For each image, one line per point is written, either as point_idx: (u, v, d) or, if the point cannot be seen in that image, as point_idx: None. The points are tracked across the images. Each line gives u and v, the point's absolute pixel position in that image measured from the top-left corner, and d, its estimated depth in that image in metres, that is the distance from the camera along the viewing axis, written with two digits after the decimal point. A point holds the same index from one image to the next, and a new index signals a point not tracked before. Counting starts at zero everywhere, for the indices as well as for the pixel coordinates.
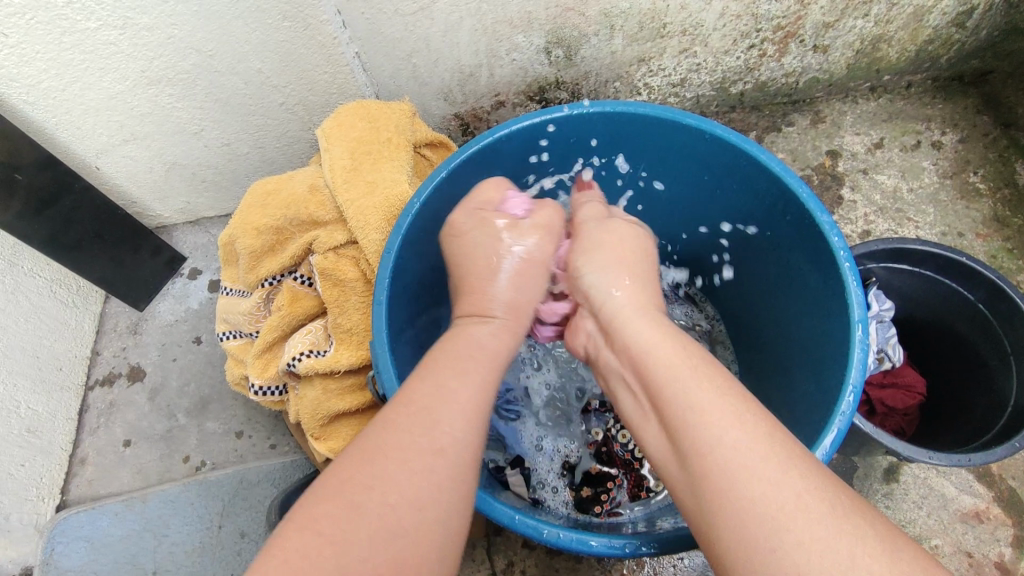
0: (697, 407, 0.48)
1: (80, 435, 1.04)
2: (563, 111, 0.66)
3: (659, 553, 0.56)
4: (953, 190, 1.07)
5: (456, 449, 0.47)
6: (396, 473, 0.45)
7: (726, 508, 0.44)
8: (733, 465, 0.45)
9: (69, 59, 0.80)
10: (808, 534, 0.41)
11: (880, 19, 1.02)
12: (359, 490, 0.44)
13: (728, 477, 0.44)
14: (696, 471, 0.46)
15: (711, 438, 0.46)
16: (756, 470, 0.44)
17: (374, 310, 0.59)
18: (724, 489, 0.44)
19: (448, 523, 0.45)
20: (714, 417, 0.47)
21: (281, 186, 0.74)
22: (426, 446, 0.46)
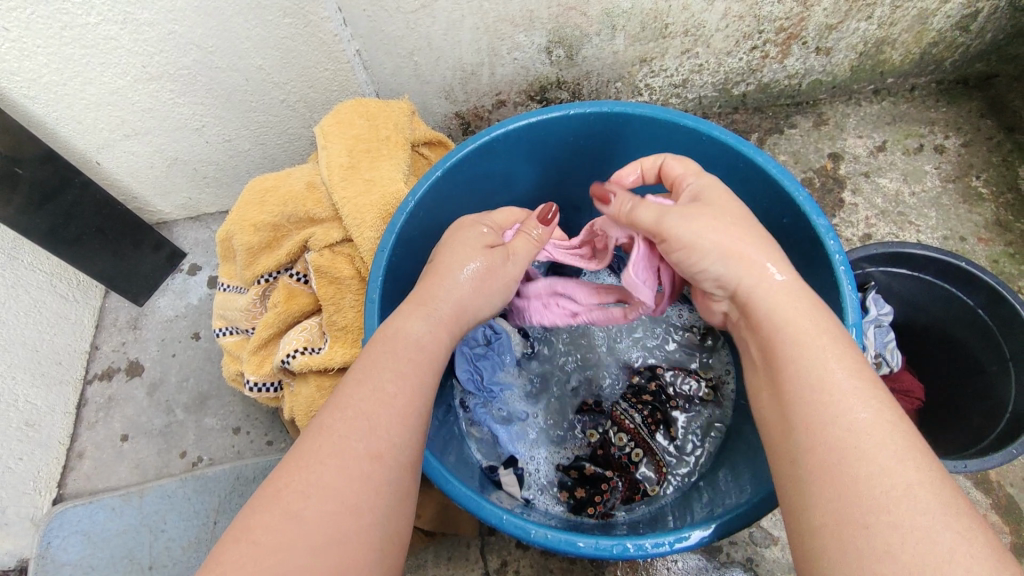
0: (821, 383, 0.47)
1: (78, 429, 1.04)
2: (560, 111, 0.65)
3: (719, 534, 0.58)
4: (956, 194, 1.07)
5: (392, 453, 0.48)
6: (334, 467, 0.46)
7: (847, 485, 0.43)
8: (853, 443, 0.44)
9: (70, 54, 0.80)
10: (910, 506, 0.40)
11: (884, 22, 1.01)
12: (295, 499, 0.44)
13: (843, 456, 0.44)
14: (815, 449, 0.45)
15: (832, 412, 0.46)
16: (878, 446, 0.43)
17: (366, 308, 0.59)
18: (837, 465, 0.44)
19: (383, 523, 0.46)
20: (841, 397, 0.46)
21: (279, 183, 0.74)
22: (363, 450, 0.47)
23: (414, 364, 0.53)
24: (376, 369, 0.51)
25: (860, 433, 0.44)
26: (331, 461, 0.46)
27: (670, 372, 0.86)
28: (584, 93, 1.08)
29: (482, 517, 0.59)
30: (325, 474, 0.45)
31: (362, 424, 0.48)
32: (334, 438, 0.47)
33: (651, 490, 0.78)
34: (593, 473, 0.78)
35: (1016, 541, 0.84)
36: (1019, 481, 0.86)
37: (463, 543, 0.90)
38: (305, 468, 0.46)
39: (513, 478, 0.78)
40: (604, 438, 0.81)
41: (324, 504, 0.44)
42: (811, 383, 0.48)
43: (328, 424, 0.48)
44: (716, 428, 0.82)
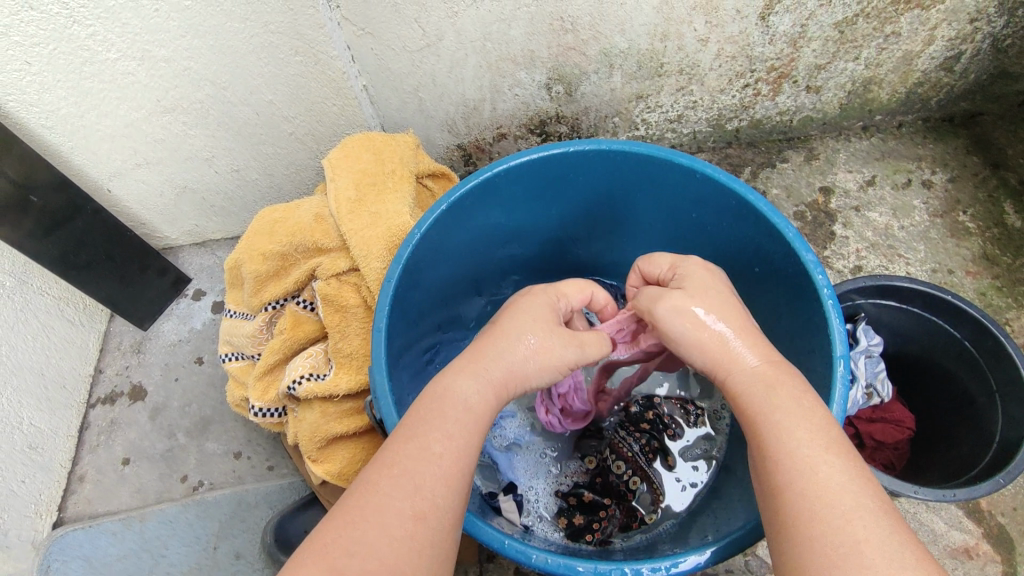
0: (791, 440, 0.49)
1: (80, 452, 1.05)
2: (560, 149, 0.68)
3: (715, 560, 0.59)
4: (944, 229, 1.10)
5: (436, 514, 0.49)
6: (381, 523, 0.47)
7: (810, 534, 0.45)
8: (816, 493, 0.46)
9: (89, 88, 0.83)
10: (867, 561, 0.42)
11: (871, 62, 1.05)
12: (340, 555, 0.45)
13: (810, 507, 0.46)
14: (779, 497, 0.48)
15: (801, 463, 0.48)
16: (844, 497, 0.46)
17: (374, 337, 0.61)
18: (809, 527, 0.46)
19: None
20: (815, 464, 0.48)
21: (288, 215, 0.77)
22: (406, 509, 0.48)
23: (460, 424, 0.53)
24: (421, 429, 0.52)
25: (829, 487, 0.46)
26: (377, 518, 0.47)
27: (666, 402, 0.87)
28: (583, 127, 1.11)
29: (482, 540, 0.60)
30: (373, 533, 0.46)
31: (406, 483, 0.49)
32: (380, 495, 0.48)
33: (647, 518, 0.79)
34: (591, 500, 0.79)
35: (1007, 570, 0.85)
36: (1009, 511, 0.87)
37: (461, 570, 0.91)
38: (353, 524, 0.47)
39: (512, 504, 0.79)
40: (602, 466, 0.83)
41: (366, 563, 0.45)
42: (779, 437, 0.50)
43: (375, 482, 0.49)
44: (711, 457, 0.83)
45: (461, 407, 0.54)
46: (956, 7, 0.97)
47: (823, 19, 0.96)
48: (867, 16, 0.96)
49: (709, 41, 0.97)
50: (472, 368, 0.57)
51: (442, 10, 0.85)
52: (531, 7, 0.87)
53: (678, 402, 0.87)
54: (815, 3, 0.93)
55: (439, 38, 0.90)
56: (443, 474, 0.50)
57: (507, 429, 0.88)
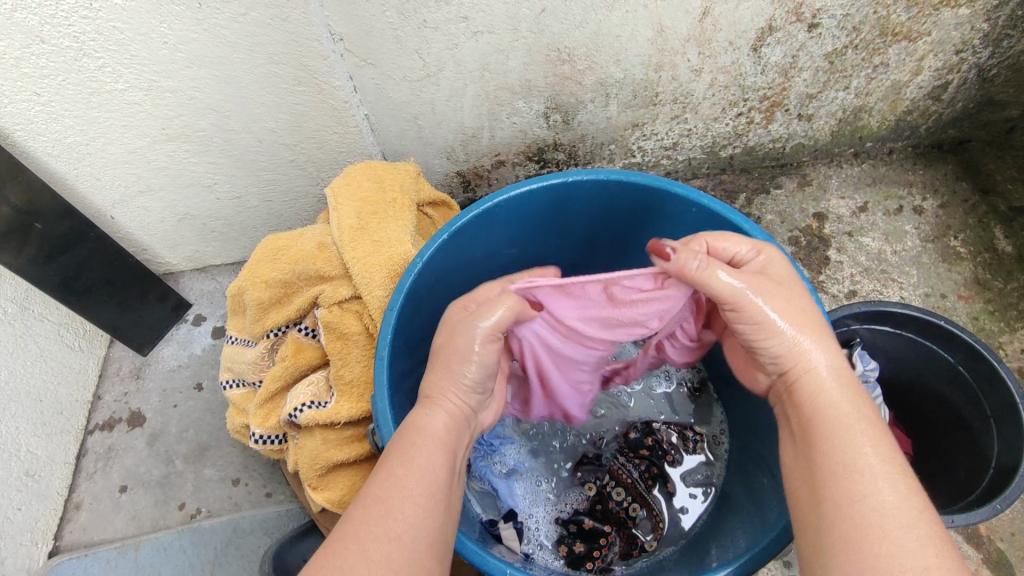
0: (856, 461, 0.52)
1: (76, 479, 1.04)
2: (558, 179, 0.70)
3: None
4: (935, 253, 1.12)
5: (410, 536, 0.49)
6: (360, 548, 0.47)
7: (869, 546, 0.48)
8: (876, 516, 0.49)
9: (95, 117, 0.85)
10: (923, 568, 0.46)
11: (860, 91, 1.08)
12: None
13: (871, 525, 0.49)
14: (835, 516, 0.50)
15: (862, 475, 0.51)
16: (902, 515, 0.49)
17: (375, 365, 0.62)
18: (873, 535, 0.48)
19: None
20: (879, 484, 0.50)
21: (292, 242, 0.77)
22: (382, 533, 0.48)
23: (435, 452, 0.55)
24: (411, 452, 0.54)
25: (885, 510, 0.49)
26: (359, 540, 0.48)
27: (666, 427, 0.87)
28: (580, 154, 1.13)
29: (484, 570, 0.60)
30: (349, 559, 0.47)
31: (382, 506, 0.50)
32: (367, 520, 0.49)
33: (647, 545, 0.80)
34: (593, 528, 0.79)
35: None
36: (1007, 536, 0.88)
37: None
38: (357, 541, 0.48)
39: (512, 531, 0.79)
40: (603, 492, 0.82)
41: None
42: (842, 451, 0.53)
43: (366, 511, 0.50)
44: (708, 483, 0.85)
45: (434, 435, 0.56)
46: (941, 38, 1.00)
47: (813, 50, 0.98)
48: (856, 48, 0.99)
49: (703, 71, 1.00)
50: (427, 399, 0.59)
51: (442, 42, 0.87)
52: (529, 39, 0.90)
53: (678, 428, 0.87)
54: (805, 34, 0.96)
55: (439, 69, 0.92)
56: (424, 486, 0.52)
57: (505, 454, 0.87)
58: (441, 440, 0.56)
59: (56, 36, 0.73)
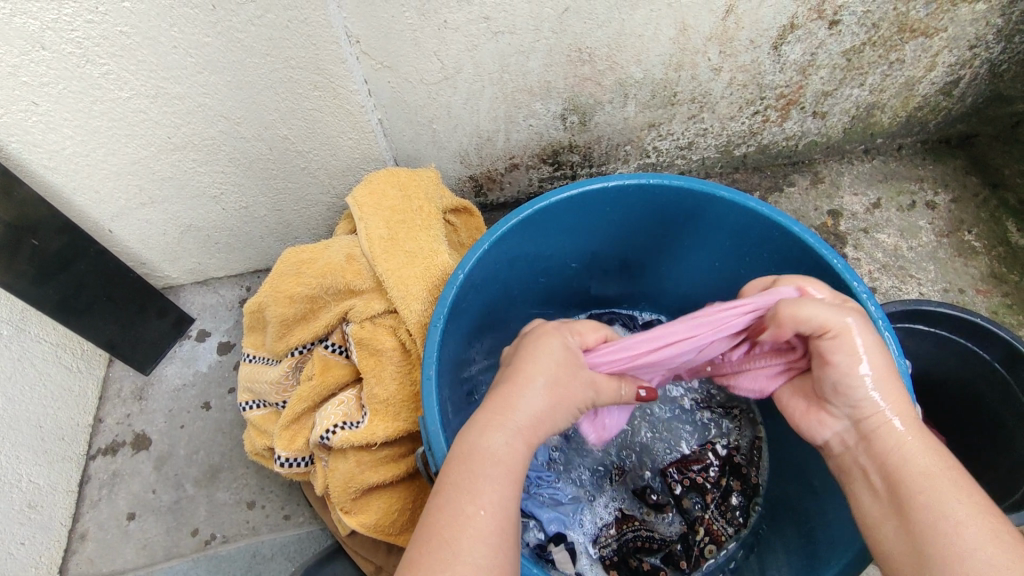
0: (939, 501, 0.49)
1: (79, 509, 0.99)
2: (600, 183, 0.70)
3: None
4: (950, 248, 1.12)
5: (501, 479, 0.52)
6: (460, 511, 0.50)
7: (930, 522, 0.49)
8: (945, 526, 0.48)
9: (97, 126, 0.80)
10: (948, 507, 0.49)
11: (875, 88, 1.07)
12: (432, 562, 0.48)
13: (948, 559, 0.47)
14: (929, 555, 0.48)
15: (929, 511, 0.49)
16: (980, 551, 0.46)
17: (424, 385, 0.61)
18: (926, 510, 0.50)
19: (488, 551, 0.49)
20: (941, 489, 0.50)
21: (316, 256, 0.75)
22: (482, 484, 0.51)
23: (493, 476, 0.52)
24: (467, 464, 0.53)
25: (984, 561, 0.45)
26: (461, 517, 0.49)
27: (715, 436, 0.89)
28: (595, 156, 1.11)
29: None
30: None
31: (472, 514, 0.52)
32: (460, 501, 0.50)
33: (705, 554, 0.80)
34: (649, 542, 0.81)
35: None
36: None
37: None
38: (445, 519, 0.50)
39: (565, 554, 0.77)
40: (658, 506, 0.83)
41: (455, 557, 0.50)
42: (929, 513, 0.49)
43: (456, 501, 0.50)
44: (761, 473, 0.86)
45: (492, 460, 0.52)
46: (957, 34, 1.00)
47: (832, 47, 0.98)
48: (873, 45, 0.99)
49: (722, 70, 0.98)
50: (500, 418, 0.54)
51: (462, 44, 0.84)
52: (550, 40, 0.87)
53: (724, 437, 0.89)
54: (825, 32, 0.95)
55: (457, 71, 0.89)
56: (480, 533, 0.49)
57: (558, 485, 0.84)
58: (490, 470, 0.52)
59: (58, 41, 0.69)
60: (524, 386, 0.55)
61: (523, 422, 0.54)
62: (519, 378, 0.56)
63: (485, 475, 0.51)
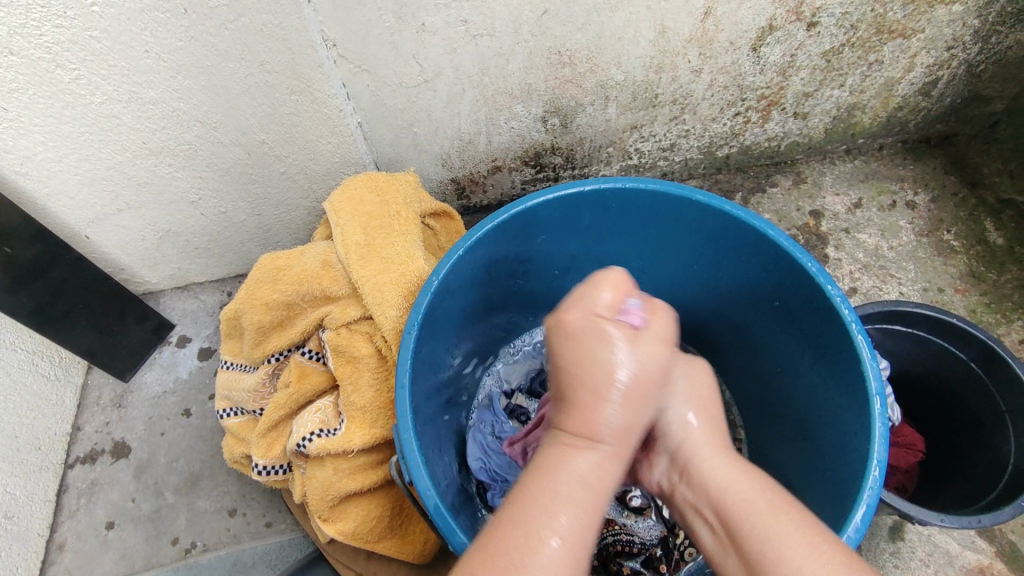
0: (772, 529, 0.49)
1: (57, 519, 0.98)
2: (575, 188, 0.71)
3: None
4: (930, 247, 1.12)
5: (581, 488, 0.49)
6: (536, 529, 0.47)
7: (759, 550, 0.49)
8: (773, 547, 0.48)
9: (70, 132, 0.79)
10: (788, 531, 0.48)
11: (855, 89, 1.08)
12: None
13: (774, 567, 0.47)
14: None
15: (766, 537, 0.49)
16: (808, 565, 0.46)
17: (397, 393, 0.61)
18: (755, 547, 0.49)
19: None
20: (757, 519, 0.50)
21: (291, 262, 0.75)
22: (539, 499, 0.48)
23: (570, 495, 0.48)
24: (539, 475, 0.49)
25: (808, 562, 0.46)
26: (540, 547, 0.46)
27: None
28: (577, 158, 1.11)
29: None
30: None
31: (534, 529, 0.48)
32: (538, 524, 0.47)
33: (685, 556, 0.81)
34: (629, 546, 0.81)
35: None
36: (1020, 529, 0.89)
37: None
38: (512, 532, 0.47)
39: None
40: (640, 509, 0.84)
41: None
42: (761, 539, 0.49)
43: (530, 523, 0.47)
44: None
45: (577, 483, 0.48)
46: (935, 35, 1.00)
47: (811, 48, 0.98)
48: (853, 46, 0.99)
49: (702, 72, 0.98)
50: (580, 435, 0.50)
51: (440, 47, 0.84)
52: (530, 42, 0.87)
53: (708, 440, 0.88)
54: (804, 34, 0.95)
55: (436, 74, 0.88)
56: (552, 566, 0.45)
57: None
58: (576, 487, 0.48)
59: (27, 47, 0.68)
60: (609, 397, 0.49)
61: (610, 440, 0.50)
62: (602, 387, 0.50)
63: (564, 499, 0.48)
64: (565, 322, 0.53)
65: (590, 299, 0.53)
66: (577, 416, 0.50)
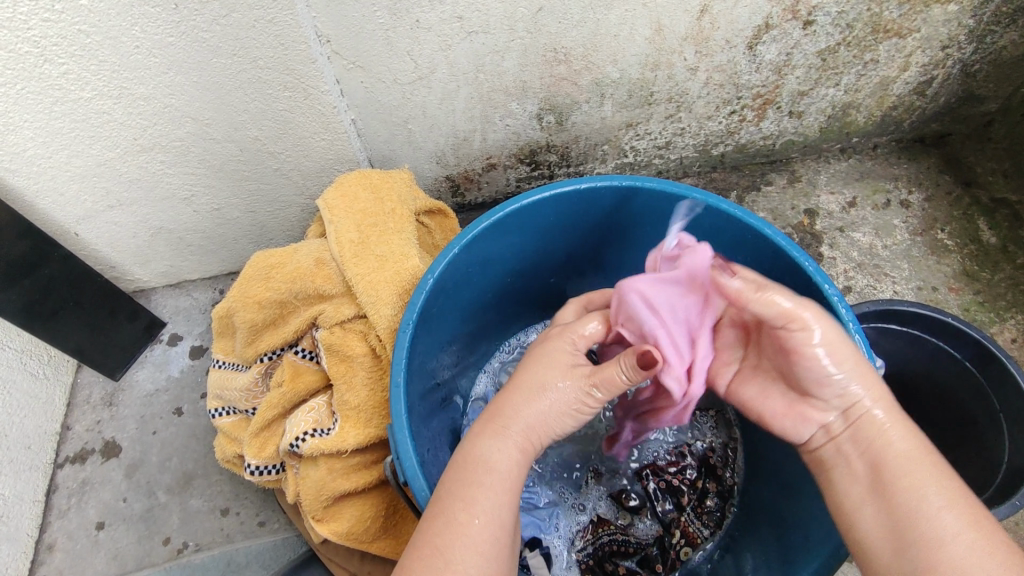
0: (921, 495, 0.50)
1: (47, 519, 0.97)
2: (572, 186, 0.70)
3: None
4: (924, 246, 1.13)
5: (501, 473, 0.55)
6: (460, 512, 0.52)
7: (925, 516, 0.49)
8: (929, 519, 0.49)
9: (59, 128, 0.78)
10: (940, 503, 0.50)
11: (851, 88, 1.08)
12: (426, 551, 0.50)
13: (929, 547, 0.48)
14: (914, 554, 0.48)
15: (917, 511, 0.50)
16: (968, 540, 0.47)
17: (391, 392, 0.60)
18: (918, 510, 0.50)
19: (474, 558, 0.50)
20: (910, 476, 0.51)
21: (285, 260, 0.74)
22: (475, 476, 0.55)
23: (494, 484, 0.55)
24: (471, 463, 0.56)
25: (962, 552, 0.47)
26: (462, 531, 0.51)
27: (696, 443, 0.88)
28: (573, 155, 1.10)
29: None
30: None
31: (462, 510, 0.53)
32: (456, 512, 0.52)
33: (683, 555, 0.81)
34: (624, 545, 0.81)
35: None
36: (1012, 526, 0.89)
37: None
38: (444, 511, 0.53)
39: (540, 559, 0.77)
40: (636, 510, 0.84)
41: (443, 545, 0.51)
42: (915, 502, 0.50)
43: (450, 510, 0.53)
44: (736, 471, 0.86)
45: (493, 473, 0.55)
46: (930, 35, 1.00)
47: (807, 47, 0.98)
48: (848, 45, 0.99)
49: (698, 70, 0.98)
50: (495, 429, 0.58)
51: (435, 43, 0.83)
52: (525, 39, 0.86)
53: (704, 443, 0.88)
54: (800, 32, 0.95)
55: (431, 71, 0.87)
56: (474, 543, 0.51)
57: (534, 489, 0.86)
58: (501, 474, 0.55)
59: (15, 41, 0.67)
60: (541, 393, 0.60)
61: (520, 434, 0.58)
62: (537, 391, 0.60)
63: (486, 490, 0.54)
64: (546, 348, 0.63)
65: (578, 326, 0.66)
66: (507, 415, 0.59)
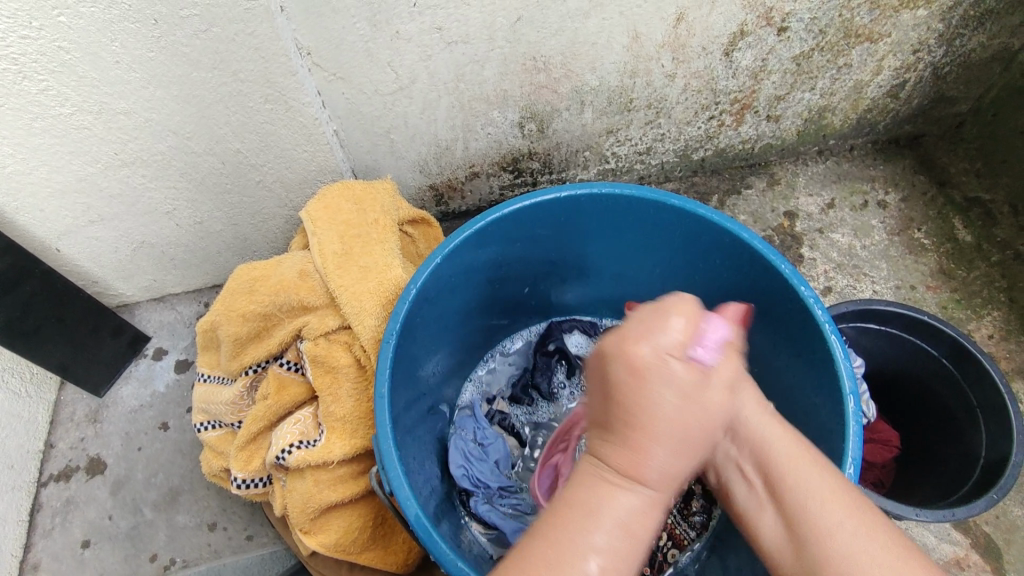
0: (809, 493, 0.53)
1: (32, 538, 0.96)
2: (551, 194, 0.71)
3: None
4: (902, 246, 1.15)
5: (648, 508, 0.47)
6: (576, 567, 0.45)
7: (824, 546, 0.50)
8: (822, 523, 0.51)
9: (38, 143, 0.78)
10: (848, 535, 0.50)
11: (826, 92, 1.10)
12: None
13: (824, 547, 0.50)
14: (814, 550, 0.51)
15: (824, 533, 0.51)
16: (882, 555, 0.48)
17: (376, 402, 0.61)
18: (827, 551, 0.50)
19: None
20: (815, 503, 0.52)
21: (268, 272, 0.74)
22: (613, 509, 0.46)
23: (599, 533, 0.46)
24: (589, 497, 0.47)
25: (854, 543, 0.49)
26: (580, 569, 0.45)
27: None
28: (555, 163, 1.11)
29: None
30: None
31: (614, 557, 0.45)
32: (571, 561, 0.45)
33: (670, 555, 0.82)
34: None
35: None
36: (992, 519, 0.91)
37: None
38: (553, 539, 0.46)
39: None
40: None
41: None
42: (803, 502, 0.53)
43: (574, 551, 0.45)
44: None
45: (618, 520, 0.46)
46: (901, 39, 1.03)
47: (782, 53, 1.00)
48: (822, 50, 1.01)
49: (676, 76, 1.00)
50: (626, 461, 0.47)
51: (415, 53, 0.84)
52: (504, 49, 0.87)
53: None
54: (775, 38, 0.97)
55: (412, 81, 0.88)
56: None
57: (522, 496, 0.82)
58: (619, 531, 0.46)
59: None
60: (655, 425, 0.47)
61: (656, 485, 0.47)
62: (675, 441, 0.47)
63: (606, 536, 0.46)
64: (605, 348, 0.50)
65: (658, 333, 0.48)
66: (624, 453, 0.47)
